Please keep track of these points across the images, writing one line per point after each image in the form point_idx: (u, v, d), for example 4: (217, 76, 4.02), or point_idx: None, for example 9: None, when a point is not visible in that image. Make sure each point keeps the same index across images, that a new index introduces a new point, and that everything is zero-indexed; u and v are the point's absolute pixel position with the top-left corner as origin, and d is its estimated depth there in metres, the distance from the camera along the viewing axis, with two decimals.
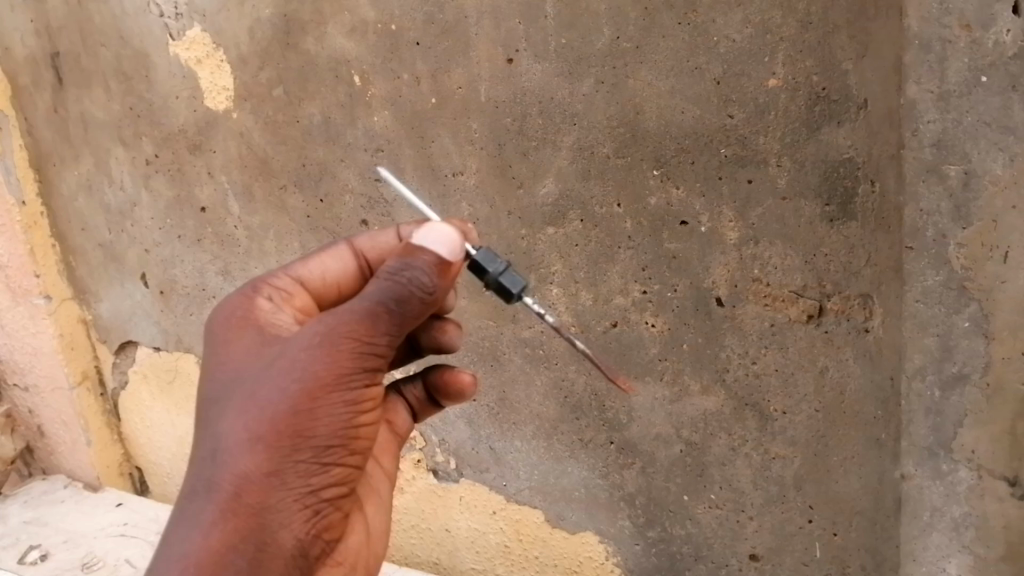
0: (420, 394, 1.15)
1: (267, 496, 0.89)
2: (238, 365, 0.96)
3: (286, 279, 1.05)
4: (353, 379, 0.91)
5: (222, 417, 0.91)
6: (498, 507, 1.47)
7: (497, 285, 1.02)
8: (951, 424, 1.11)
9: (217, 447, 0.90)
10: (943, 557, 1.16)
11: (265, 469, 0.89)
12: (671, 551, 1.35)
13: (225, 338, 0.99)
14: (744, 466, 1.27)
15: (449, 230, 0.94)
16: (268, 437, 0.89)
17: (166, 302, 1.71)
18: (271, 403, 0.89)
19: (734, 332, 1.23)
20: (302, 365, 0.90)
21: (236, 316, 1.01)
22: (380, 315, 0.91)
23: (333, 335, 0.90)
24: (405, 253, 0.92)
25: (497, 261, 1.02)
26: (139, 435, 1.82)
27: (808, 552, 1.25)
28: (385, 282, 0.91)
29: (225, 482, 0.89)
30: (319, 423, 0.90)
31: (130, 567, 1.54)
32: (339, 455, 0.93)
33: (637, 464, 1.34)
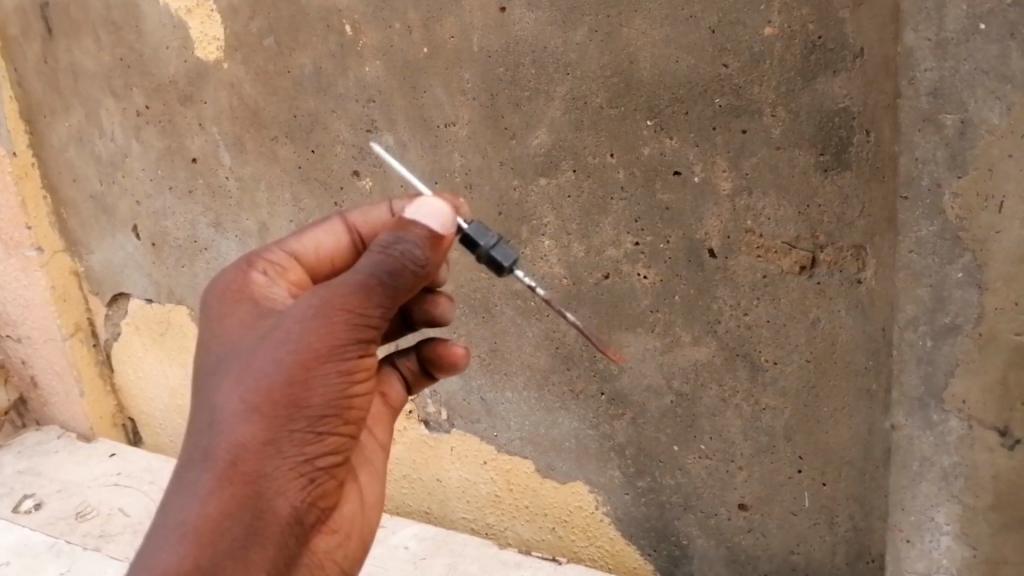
0: (414, 366, 1.10)
1: (263, 465, 0.88)
2: (232, 337, 0.94)
3: (280, 253, 1.02)
4: (347, 350, 0.89)
5: (217, 387, 0.89)
6: (489, 457, 1.48)
7: (488, 259, 0.99)
8: (942, 373, 1.05)
9: (212, 417, 0.88)
10: (931, 507, 1.10)
11: (262, 438, 0.87)
12: (661, 501, 1.35)
13: (219, 312, 0.96)
14: (734, 417, 1.26)
15: (441, 203, 0.91)
16: (264, 407, 0.87)
17: (158, 254, 1.70)
18: (267, 373, 0.87)
19: (725, 284, 1.22)
20: (296, 336, 0.88)
21: (230, 290, 0.98)
22: (375, 288, 0.88)
23: (328, 307, 0.88)
24: (399, 226, 0.89)
25: (488, 235, 1.00)
26: (132, 387, 1.82)
27: (797, 502, 1.26)
28: (378, 255, 0.88)
29: (220, 451, 0.87)
30: (314, 393, 0.88)
31: (123, 515, 1.54)
32: (334, 424, 0.91)
33: (628, 415, 1.34)
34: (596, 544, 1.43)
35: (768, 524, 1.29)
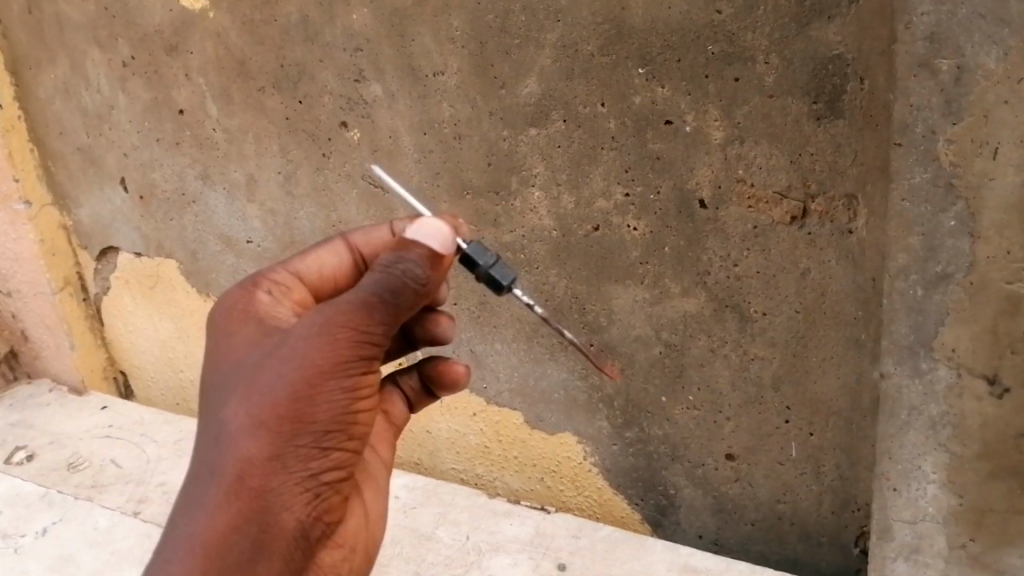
0: (416, 384, 1.08)
1: (269, 480, 0.86)
2: (238, 354, 0.92)
3: (285, 274, 1.00)
4: (350, 367, 0.87)
5: (225, 403, 0.87)
6: (478, 409, 1.48)
7: (487, 278, 0.98)
8: (932, 323, 1.03)
9: (219, 432, 0.87)
10: (919, 456, 1.09)
11: (268, 453, 0.86)
12: (648, 451, 1.35)
13: (225, 330, 0.95)
14: (722, 368, 1.26)
15: (440, 224, 0.90)
16: (269, 422, 0.85)
17: (146, 207, 1.68)
18: (272, 389, 0.86)
19: (716, 234, 1.21)
20: (300, 354, 0.86)
21: (235, 311, 0.96)
22: (376, 307, 0.87)
23: (331, 325, 0.86)
24: (398, 247, 0.89)
25: (487, 254, 0.98)
26: (124, 340, 1.82)
27: (784, 451, 1.26)
28: (378, 275, 0.87)
29: (228, 466, 0.85)
30: (319, 409, 0.86)
31: (116, 466, 1.55)
32: (340, 440, 0.89)
33: (616, 366, 1.34)
34: (585, 494, 1.44)
35: (755, 474, 1.29)
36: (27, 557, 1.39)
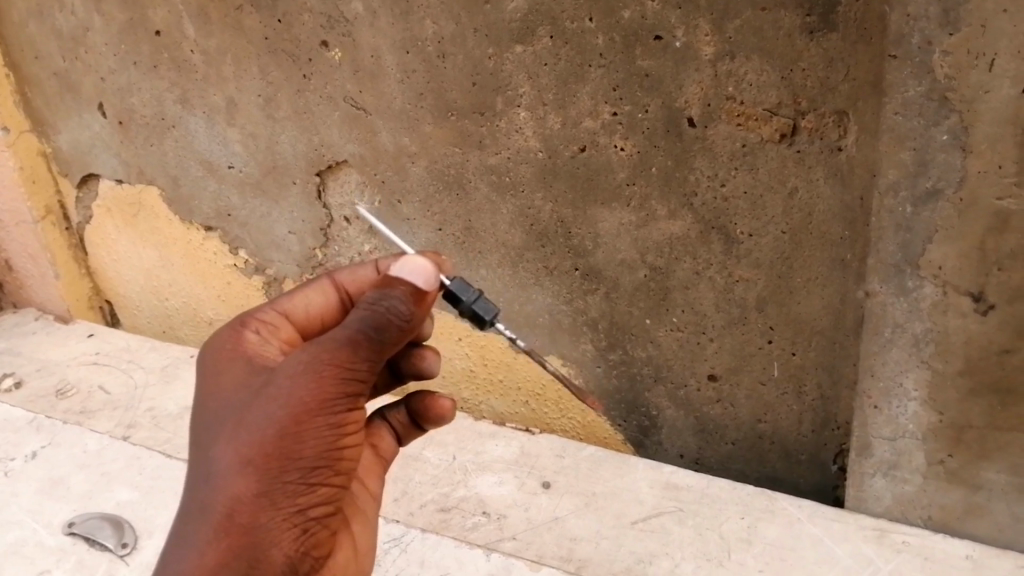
0: (404, 418, 1.03)
1: (258, 519, 0.80)
2: (225, 391, 0.86)
3: (272, 313, 0.94)
4: (337, 403, 0.81)
5: (212, 441, 0.82)
6: (463, 334, 1.46)
7: (471, 314, 0.93)
8: (919, 241, 1.01)
9: (207, 470, 0.81)
10: (900, 372, 1.09)
11: (256, 490, 0.79)
12: (632, 373, 1.35)
13: (213, 370, 0.88)
14: (707, 290, 1.23)
15: (425, 259, 0.83)
16: (256, 459, 0.79)
17: (126, 133, 1.59)
18: (258, 426, 0.80)
19: (703, 154, 1.15)
20: (285, 391, 0.80)
21: (223, 355, 0.90)
22: (361, 343, 0.81)
23: (315, 361, 0.80)
24: (381, 283, 0.82)
25: (470, 290, 0.94)
26: (109, 271, 1.78)
27: (766, 371, 1.25)
28: (363, 312, 0.81)
29: (216, 504, 0.79)
30: (306, 445, 0.80)
31: (104, 393, 1.54)
32: (328, 475, 0.83)
33: (601, 291, 1.31)
34: (569, 416, 1.44)
35: (736, 394, 1.29)
36: (19, 479, 1.37)
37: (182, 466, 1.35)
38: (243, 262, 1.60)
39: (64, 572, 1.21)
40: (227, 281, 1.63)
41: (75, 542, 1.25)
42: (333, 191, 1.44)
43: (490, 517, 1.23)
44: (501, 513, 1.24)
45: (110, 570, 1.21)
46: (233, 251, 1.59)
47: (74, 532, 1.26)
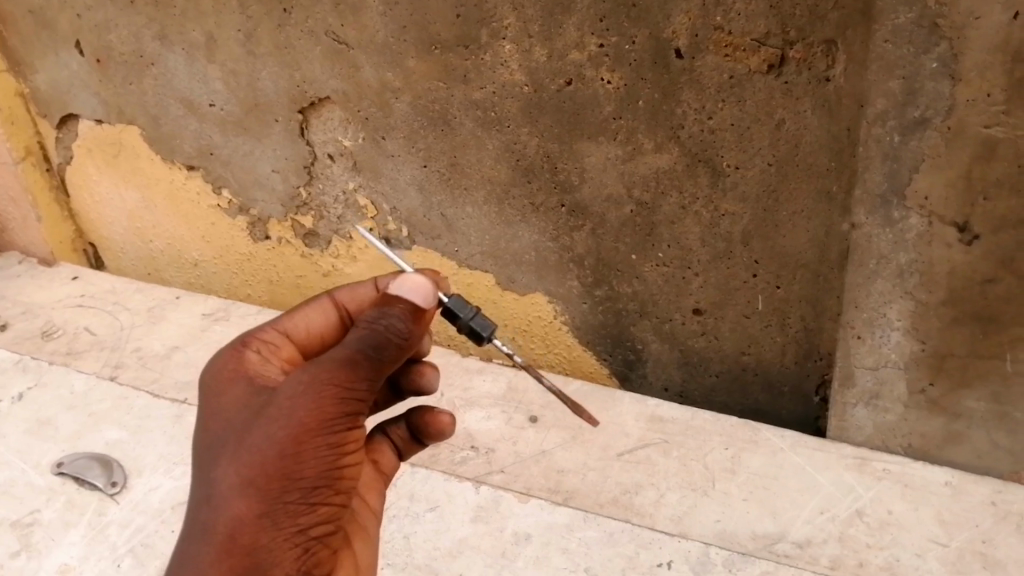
0: (405, 433, 1.01)
1: (260, 540, 0.77)
2: (224, 412, 0.83)
3: (273, 332, 0.92)
4: (338, 423, 0.79)
5: (213, 462, 0.79)
6: (450, 272, 1.45)
7: (469, 331, 0.93)
8: (906, 170, 1.00)
9: (207, 491, 0.78)
10: (884, 304, 1.10)
11: (257, 511, 0.77)
12: (617, 308, 1.35)
13: (212, 391, 0.85)
14: (693, 225, 1.22)
15: (423, 277, 0.84)
16: (257, 480, 0.76)
17: (104, 71, 1.53)
18: (259, 446, 0.77)
19: (691, 86, 1.12)
20: (285, 410, 0.78)
21: (222, 375, 0.86)
22: (361, 362, 0.79)
23: (314, 380, 0.78)
24: (382, 302, 0.82)
25: (467, 306, 0.94)
26: (91, 212, 1.74)
27: (751, 305, 1.26)
28: (363, 331, 0.80)
29: (217, 526, 0.76)
30: (307, 465, 0.78)
31: (90, 334, 1.50)
32: (329, 495, 0.81)
33: (587, 226, 1.29)
34: (554, 351, 1.45)
35: (721, 327, 1.30)
36: (5, 420, 1.34)
37: (170, 406, 1.33)
38: (227, 202, 1.58)
39: (54, 511, 1.20)
40: (210, 222, 1.62)
41: (64, 481, 1.23)
42: (316, 128, 1.42)
43: (477, 452, 1.25)
44: (489, 446, 1.25)
45: (100, 509, 1.19)
46: (217, 191, 1.57)
47: (62, 472, 1.24)
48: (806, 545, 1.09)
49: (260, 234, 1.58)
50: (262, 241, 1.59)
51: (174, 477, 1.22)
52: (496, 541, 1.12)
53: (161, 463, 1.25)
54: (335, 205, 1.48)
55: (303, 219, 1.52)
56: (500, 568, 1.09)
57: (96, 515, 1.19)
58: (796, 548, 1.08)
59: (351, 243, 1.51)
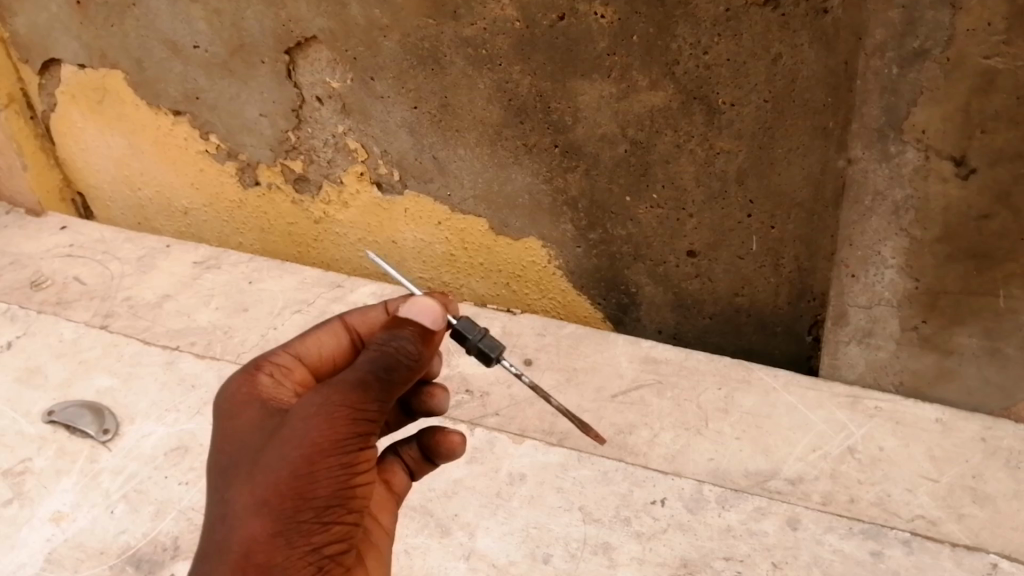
0: (417, 454, 0.95)
1: (274, 558, 0.75)
2: (238, 434, 0.81)
3: (285, 355, 0.89)
4: (350, 443, 0.77)
5: (228, 482, 0.77)
6: (443, 218, 1.44)
7: (478, 352, 0.89)
8: (903, 104, 0.99)
9: (222, 511, 0.76)
10: (879, 242, 1.09)
11: (271, 530, 0.75)
12: (611, 252, 1.34)
13: (226, 414, 0.83)
14: (688, 164, 1.20)
15: (432, 299, 0.82)
16: (271, 499, 0.74)
17: (84, 14, 1.48)
18: (272, 466, 0.75)
19: (686, 20, 1.09)
20: (297, 431, 0.75)
21: (237, 398, 0.84)
22: (371, 383, 0.77)
23: (325, 402, 0.76)
24: (391, 324, 0.80)
25: (476, 328, 0.89)
26: (78, 161, 1.70)
27: (745, 246, 1.25)
28: (373, 352, 0.79)
29: (232, 544, 0.75)
30: (319, 485, 0.76)
31: (80, 284, 1.46)
32: (342, 513, 0.78)
33: (581, 167, 1.27)
34: (549, 296, 1.45)
35: (715, 269, 1.29)
36: None
37: (160, 352, 1.31)
38: (215, 148, 1.55)
39: (46, 459, 1.20)
40: (199, 168, 1.59)
41: (56, 429, 1.23)
42: (304, 69, 1.38)
43: (471, 395, 1.24)
44: (483, 390, 1.25)
45: (92, 456, 1.19)
46: (204, 136, 1.54)
47: (53, 421, 1.23)
48: (799, 482, 1.09)
49: (250, 180, 1.56)
50: (251, 187, 1.57)
51: (166, 423, 1.22)
52: (491, 482, 1.12)
53: (153, 409, 1.24)
54: (325, 149, 1.46)
55: (293, 164, 1.50)
56: (495, 507, 1.10)
57: (89, 462, 1.19)
58: (788, 485, 1.09)
59: (343, 189, 1.49)
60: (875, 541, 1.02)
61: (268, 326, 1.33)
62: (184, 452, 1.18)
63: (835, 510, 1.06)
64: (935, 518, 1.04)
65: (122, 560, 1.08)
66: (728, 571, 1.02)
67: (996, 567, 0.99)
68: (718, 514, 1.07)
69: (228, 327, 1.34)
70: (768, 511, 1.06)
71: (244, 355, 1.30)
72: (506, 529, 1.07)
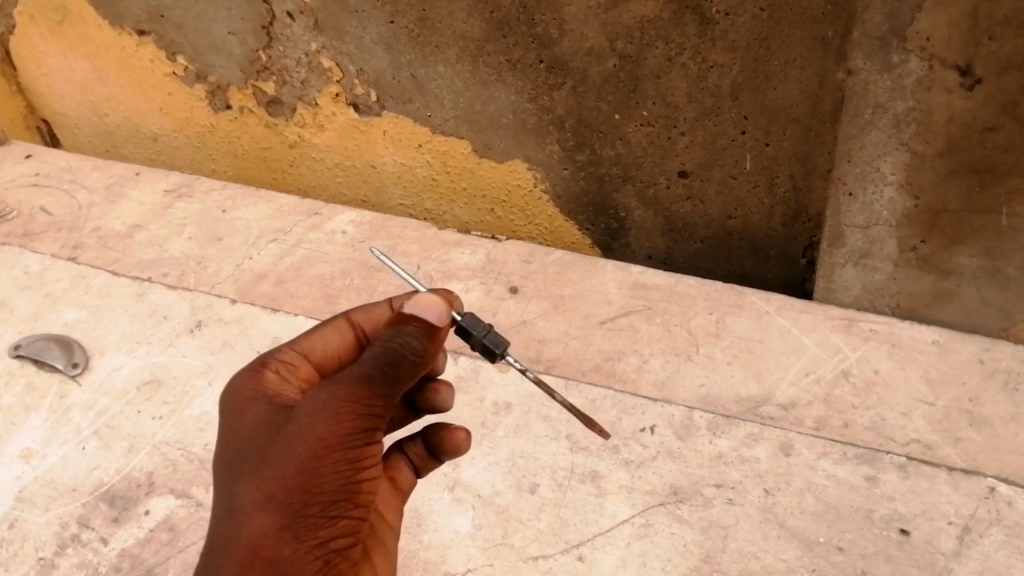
0: (423, 451, 0.89)
1: (282, 554, 0.71)
2: (243, 430, 0.76)
3: (291, 352, 0.84)
4: (357, 440, 0.72)
5: (233, 476, 0.73)
6: (424, 140, 1.38)
7: (482, 348, 0.83)
8: (908, 9, 0.93)
9: (228, 506, 0.72)
10: (879, 157, 1.04)
11: (279, 524, 0.71)
12: (600, 174, 1.29)
13: (230, 410, 0.79)
14: (680, 79, 1.14)
15: (436, 294, 0.76)
16: (278, 494, 0.70)
17: None
18: (278, 460, 0.71)
19: None
20: (304, 426, 0.71)
21: (241, 395, 0.79)
22: (376, 380, 0.73)
23: (331, 397, 0.72)
24: (394, 322, 0.75)
25: (480, 323, 0.84)
26: (41, 86, 1.61)
27: (739, 166, 1.20)
28: (377, 349, 0.74)
29: (238, 541, 0.70)
30: (326, 479, 0.71)
31: (46, 215, 1.39)
32: (348, 508, 0.74)
33: (568, 85, 1.21)
34: (535, 222, 1.41)
35: (707, 190, 1.24)
36: None
37: (130, 284, 1.27)
38: (183, 70, 1.47)
39: (14, 395, 1.16)
40: (167, 92, 1.51)
41: (23, 364, 1.19)
42: None
43: None
44: None
45: (62, 391, 1.16)
46: (171, 57, 1.46)
47: (20, 355, 1.19)
48: (791, 407, 1.07)
49: (221, 104, 1.49)
50: (222, 111, 1.50)
51: (138, 356, 1.18)
52: (476, 412, 1.10)
53: (124, 343, 1.20)
54: (298, 69, 1.38)
55: (265, 85, 1.43)
56: (480, 437, 1.07)
57: (58, 397, 1.15)
58: (780, 410, 1.07)
59: (318, 111, 1.42)
60: (870, 467, 1.01)
61: (243, 256, 1.28)
62: (157, 385, 1.15)
63: (829, 435, 1.04)
64: (931, 442, 1.02)
65: (95, 497, 1.06)
66: (719, 498, 1.00)
67: (993, 491, 0.98)
68: (709, 441, 1.05)
69: (202, 257, 1.29)
70: (760, 437, 1.04)
71: (219, 286, 1.25)
72: (492, 460, 1.05)
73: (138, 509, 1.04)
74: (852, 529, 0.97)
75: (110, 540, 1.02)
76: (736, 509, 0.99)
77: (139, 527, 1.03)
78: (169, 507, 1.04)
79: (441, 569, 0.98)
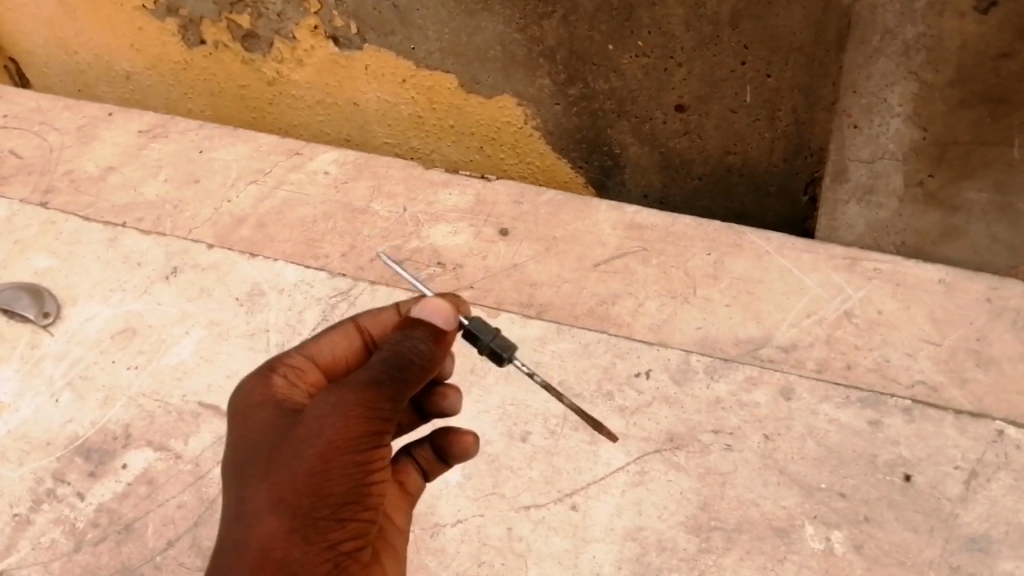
0: (432, 455, 0.85)
1: (293, 557, 0.68)
2: (252, 434, 0.73)
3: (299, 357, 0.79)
4: (367, 443, 0.69)
5: (243, 478, 0.70)
6: (407, 75, 1.32)
7: (489, 352, 0.78)
8: None
9: (238, 508, 0.69)
10: (886, 87, 1.04)
11: (289, 527, 0.68)
12: (593, 109, 1.23)
13: (239, 414, 0.75)
14: (677, 6, 1.07)
15: (443, 299, 0.75)
16: (287, 496, 0.67)
17: None
18: (287, 463, 0.68)
19: None
20: (313, 428, 0.68)
21: (249, 400, 0.75)
22: (385, 383, 0.69)
23: (340, 400, 0.68)
24: (402, 326, 0.73)
25: (488, 327, 0.78)
26: (6, 23, 1.52)
27: (738, 98, 1.14)
28: (384, 353, 0.71)
29: (249, 544, 0.68)
30: (336, 481, 0.68)
31: (15, 158, 1.32)
32: (358, 511, 0.70)
33: (558, 13, 1.14)
34: (525, 161, 1.35)
35: (705, 124, 1.19)
36: None
37: (102, 230, 1.21)
38: (152, 3, 1.39)
39: None
40: (137, 27, 1.43)
41: None
42: None
43: (443, 267, 1.15)
44: (455, 263, 1.15)
45: (34, 341, 1.12)
46: None
47: None
48: (792, 349, 1.04)
49: (195, 39, 1.42)
50: (196, 46, 1.42)
51: (112, 304, 1.14)
52: (466, 359, 1.06)
53: (97, 291, 1.16)
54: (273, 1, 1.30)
55: (240, 18, 1.35)
56: (470, 385, 1.04)
57: (31, 347, 1.12)
58: (781, 352, 1.04)
59: (296, 45, 1.35)
60: (874, 410, 0.98)
61: (221, 199, 1.23)
62: (131, 335, 1.11)
63: (830, 377, 1.01)
64: (936, 384, 1.00)
65: (70, 450, 1.03)
66: (717, 444, 0.98)
67: (1002, 434, 0.95)
68: (706, 385, 1.01)
69: (179, 200, 1.24)
70: (760, 380, 1.01)
71: (196, 231, 1.20)
72: (482, 408, 1.02)
73: (115, 463, 1.02)
74: (854, 474, 0.95)
75: (87, 495, 1.00)
76: (734, 455, 0.97)
77: (116, 481, 1.01)
78: (148, 460, 1.02)
79: (430, 520, 0.96)
